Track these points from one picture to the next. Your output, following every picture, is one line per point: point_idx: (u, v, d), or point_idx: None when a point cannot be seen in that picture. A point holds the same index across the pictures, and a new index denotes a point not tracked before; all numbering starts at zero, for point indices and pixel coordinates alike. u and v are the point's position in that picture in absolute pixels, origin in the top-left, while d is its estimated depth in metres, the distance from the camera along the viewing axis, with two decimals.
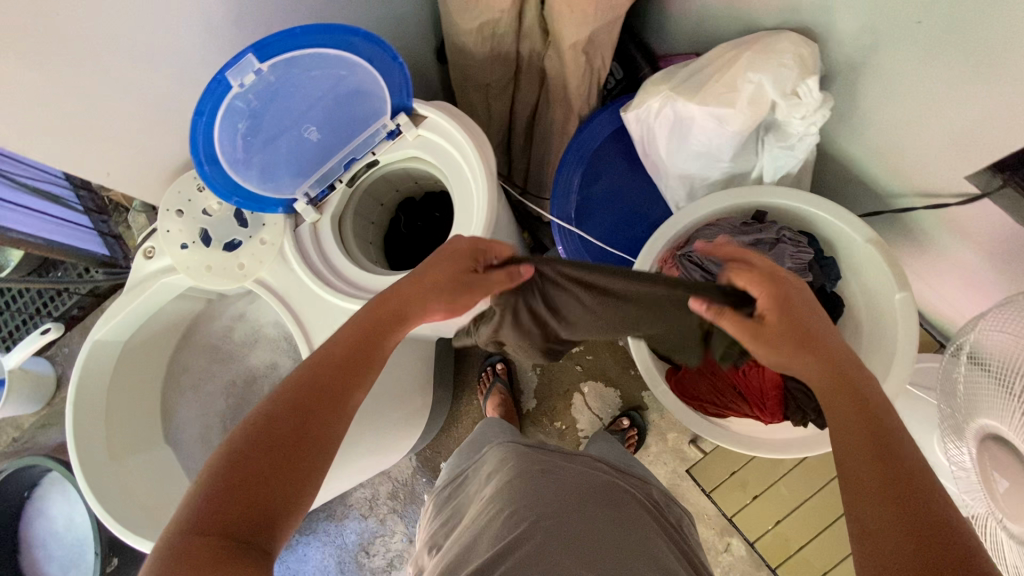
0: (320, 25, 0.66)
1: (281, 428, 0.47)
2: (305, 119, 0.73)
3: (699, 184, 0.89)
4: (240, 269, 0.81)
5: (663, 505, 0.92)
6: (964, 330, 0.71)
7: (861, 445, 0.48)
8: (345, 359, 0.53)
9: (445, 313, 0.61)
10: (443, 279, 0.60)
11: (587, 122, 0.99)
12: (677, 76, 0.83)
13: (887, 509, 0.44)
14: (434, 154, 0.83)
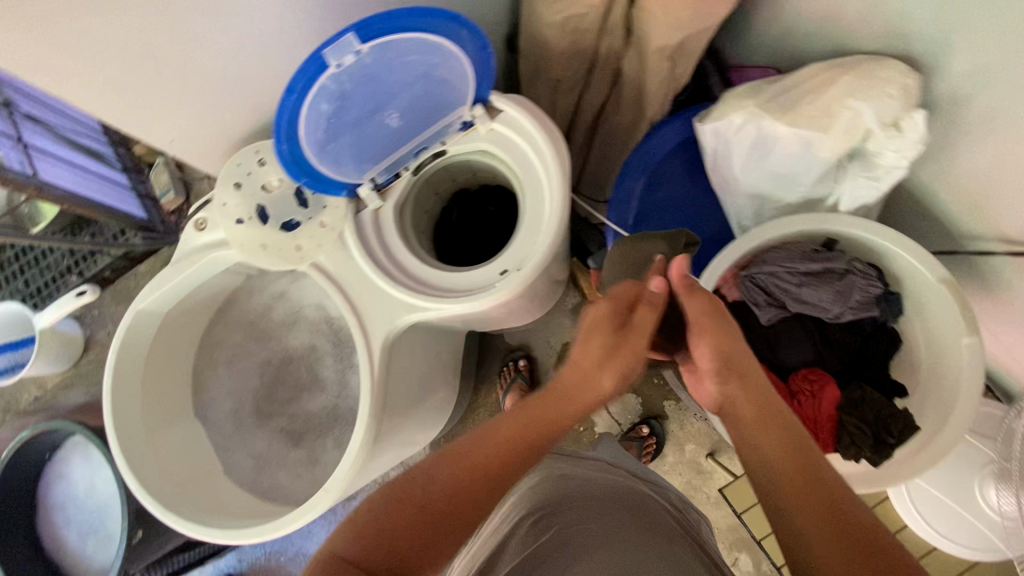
0: (431, 6, 0.58)
1: (437, 494, 0.56)
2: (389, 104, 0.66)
3: (770, 205, 0.87)
4: (297, 251, 0.79)
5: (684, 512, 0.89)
6: None
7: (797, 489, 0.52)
8: (517, 441, 0.59)
9: (616, 378, 0.61)
10: (604, 347, 0.60)
11: (655, 129, 0.95)
12: (764, 93, 0.80)
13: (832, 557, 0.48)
14: (506, 149, 0.80)
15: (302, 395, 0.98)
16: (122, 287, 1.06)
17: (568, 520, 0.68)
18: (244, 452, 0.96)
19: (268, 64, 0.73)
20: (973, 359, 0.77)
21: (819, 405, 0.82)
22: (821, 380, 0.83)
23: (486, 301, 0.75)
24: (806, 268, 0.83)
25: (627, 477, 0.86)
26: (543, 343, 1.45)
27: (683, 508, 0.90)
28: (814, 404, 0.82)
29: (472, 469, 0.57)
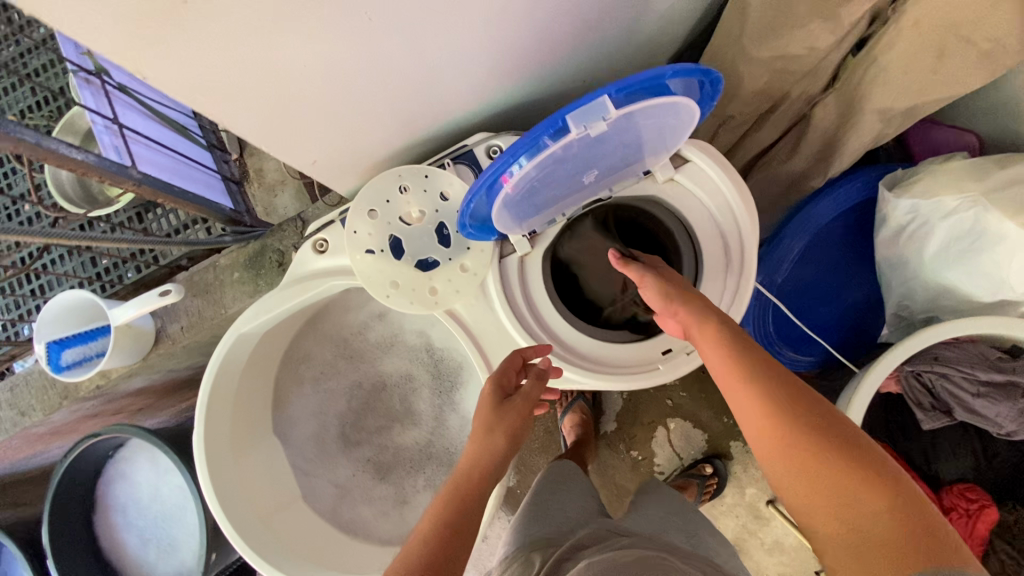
0: (692, 66, 0.49)
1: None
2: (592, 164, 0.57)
3: (955, 298, 0.78)
4: (432, 295, 0.69)
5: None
6: None
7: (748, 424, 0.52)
8: (439, 520, 0.54)
9: (501, 440, 0.60)
10: (488, 419, 0.61)
11: (830, 187, 0.84)
12: (994, 179, 0.69)
13: (793, 482, 0.49)
14: (683, 207, 0.69)
15: (393, 426, 0.90)
16: (198, 279, 0.96)
17: None
18: (326, 480, 0.88)
19: (440, 84, 0.61)
20: None
21: (971, 519, 0.75)
22: (978, 498, 0.76)
23: (642, 380, 0.68)
24: (988, 378, 0.74)
25: (677, 557, 0.74)
26: None
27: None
28: (967, 518, 0.75)
29: (409, 556, 0.51)
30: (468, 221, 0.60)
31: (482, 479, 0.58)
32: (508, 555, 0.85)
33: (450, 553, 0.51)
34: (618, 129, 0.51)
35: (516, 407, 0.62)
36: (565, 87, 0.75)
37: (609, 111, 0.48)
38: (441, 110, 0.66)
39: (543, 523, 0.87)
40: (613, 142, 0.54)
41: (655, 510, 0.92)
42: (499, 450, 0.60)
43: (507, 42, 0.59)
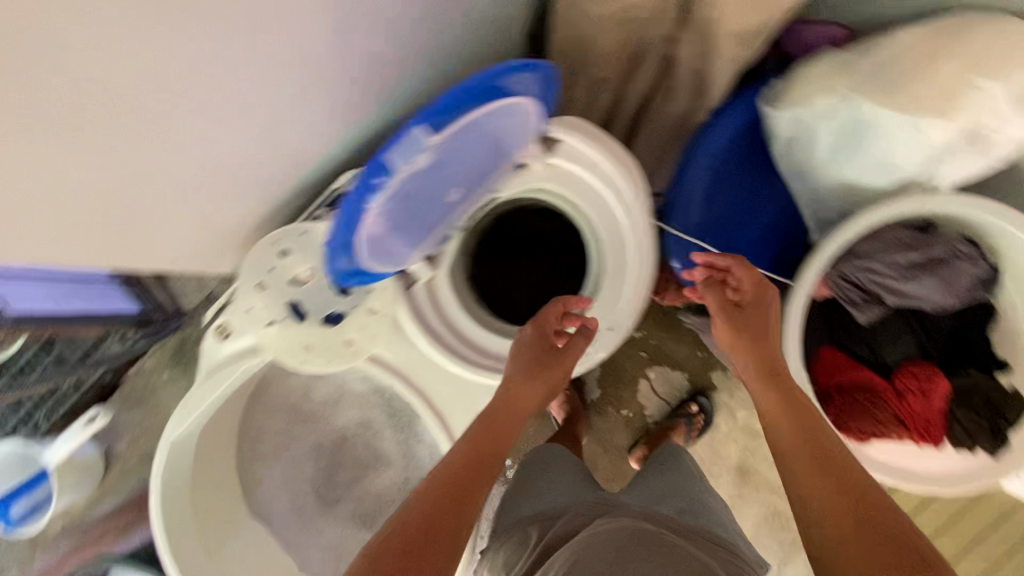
0: (496, 65, 0.52)
1: (418, 518, 0.50)
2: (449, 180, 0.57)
3: (859, 190, 0.78)
4: (349, 347, 0.67)
5: (738, 561, 0.75)
6: None
7: (794, 449, 0.59)
8: (476, 452, 0.57)
9: (537, 389, 0.63)
10: (534, 364, 0.63)
11: (715, 115, 0.83)
12: (859, 71, 0.68)
13: (832, 499, 0.53)
14: (570, 187, 0.68)
15: (367, 474, 0.89)
16: (131, 390, 0.94)
17: None
18: (315, 547, 0.86)
19: (278, 142, 0.58)
20: None
21: (927, 395, 0.78)
22: (930, 375, 0.79)
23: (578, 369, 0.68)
24: (904, 258, 0.76)
25: (670, 527, 0.75)
26: None
27: (733, 553, 0.76)
28: (923, 395, 0.78)
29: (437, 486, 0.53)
30: (359, 279, 0.59)
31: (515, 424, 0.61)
32: (505, 531, 0.86)
33: (473, 488, 0.54)
34: (455, 144, 0.51)
35: (549, 363, 0.64)
36: (422, 97, 0.72)
37: (432, 137, 0.47)
38: (294, 162, 0.63)
39: (533, 505, 0.87)
40: (457, 157, 0.54)
41: (652, 478, 0.94)
42: (530, 399, 0.62)
43: (332, 79, 0.56)
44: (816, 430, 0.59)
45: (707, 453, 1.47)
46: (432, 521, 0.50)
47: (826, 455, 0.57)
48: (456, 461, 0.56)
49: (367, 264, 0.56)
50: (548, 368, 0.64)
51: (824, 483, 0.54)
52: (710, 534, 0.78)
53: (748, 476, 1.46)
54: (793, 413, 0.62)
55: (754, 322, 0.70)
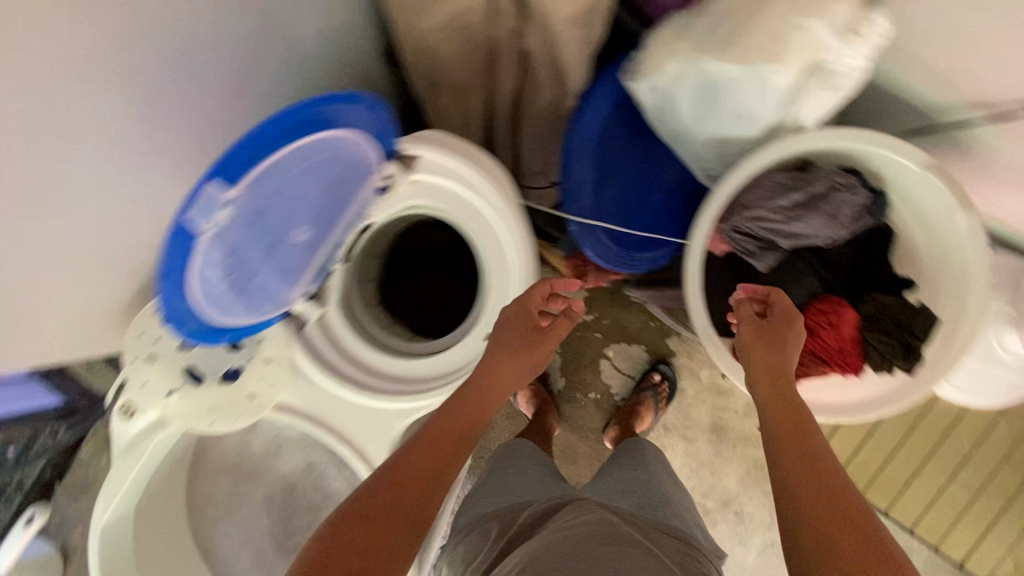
0: (298, 101, 0.50)
1: (371, 512, 0.51)
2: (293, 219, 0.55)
3: (732, 143, 0.79)
4: (253, 400, 0.67)
5: (696, 554, 0.75)
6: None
7: (793, 463, 0.52)
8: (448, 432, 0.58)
9: (515, 371, 0.63)
10: (514, 342, 0.63)
11: (584, 96, 0.84)
12: (696, 30, 0.69)
13: (821, 520, 0.47)
14: (439, 198, 0.68)
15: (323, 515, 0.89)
16: (75, 480, 0.94)
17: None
18: None
19: (128, 217, 0.58)
20: (976, 237, 0.74)
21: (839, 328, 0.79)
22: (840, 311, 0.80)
23: None
24: (787, 199, 0.77)
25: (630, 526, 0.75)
26: None
27: (693, 546, 0.76)
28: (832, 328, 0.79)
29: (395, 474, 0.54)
30: (239, 336, 0.59)
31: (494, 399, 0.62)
32: (460, 527, 0.85)
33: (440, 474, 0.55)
34: (269, 192, 0.50)
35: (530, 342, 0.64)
36: None
37: (228, 194, 0.46)
38: (153, 232, 0.62)
39: (493, 497, 0.87)
40: (286, 201, 0.52)
41: (617, 472, 0.95)
42: (510, 378, 0.63)
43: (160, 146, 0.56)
44: (802, 439, 0.54)
45: (680, 418, 1.49)
46: (392, 511, 0.51)
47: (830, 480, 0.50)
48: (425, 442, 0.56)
49: (230, 324, 0.55)
50: (528, 346, 0.64)
51: (818, 507, 0.48)
52: (671, 527, 0.78)
53: (723, 431, 1.48)
54: (798, 429, 0.55)
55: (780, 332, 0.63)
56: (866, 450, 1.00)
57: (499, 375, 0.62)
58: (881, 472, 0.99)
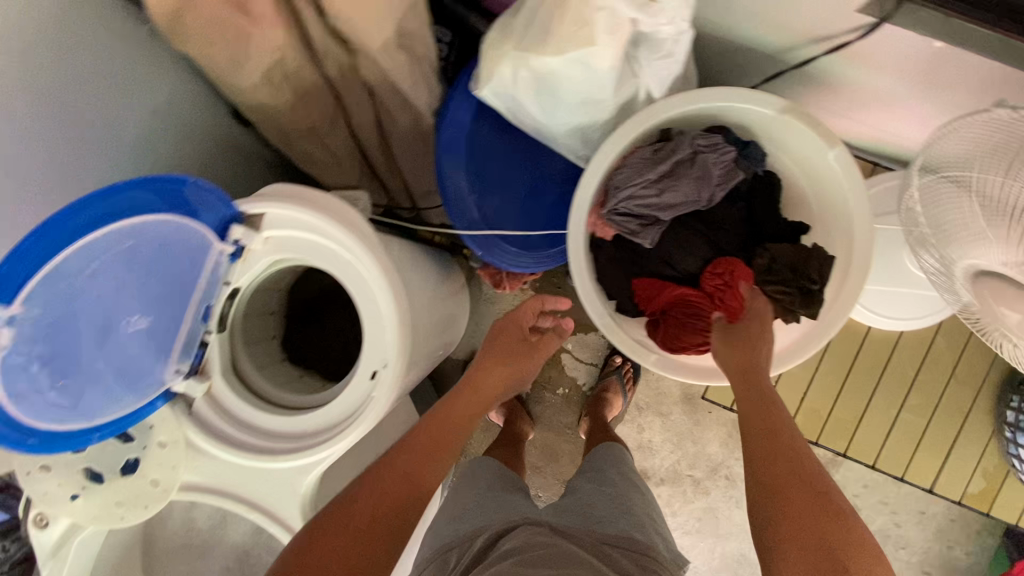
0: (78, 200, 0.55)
1: (361, 508, 0.62)
2: (120, 309, 0.57)
3: (591, 128, 0.78)
4: (157, 487, 0.67)
5: (652, 565, 0.74)
6: (929, 147, 0.67)
7: (762, 439, 0.66)
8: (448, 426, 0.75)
9: (501, 376, 0.83)
10: (504, 350, 0.85)
11: (442, 112, 0.84)
12: (515, 29, 0.68)
13: (782, 489, 0.61)
14: (294, 250, 0.67)
15: None
16: None
17: None
18: None
19: None
20: (846, 167, 0.73)
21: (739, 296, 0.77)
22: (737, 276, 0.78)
23: (372, 416, 0.66)
24: (653, 172, 0.76)
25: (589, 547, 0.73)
26: None
27: (649, 558, 0.74)
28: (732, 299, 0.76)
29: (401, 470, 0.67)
30: (116, 431, 0.60)
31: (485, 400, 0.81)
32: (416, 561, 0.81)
33: (428, 473, 0.68)
34: (61, 295, 0.53)
35: (518, 351, 0.86)
36: None
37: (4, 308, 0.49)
38: None
39: (441, 529, 0.82)
40: (87, 294, 0.54)
41: (582, 490, 0.93)
42: (495, 383, 0.83)
43: None
44: (769, 418, 0.67)
45: (651, 394, 1.48)
46: (380, 502, 0.63)
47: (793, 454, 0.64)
48: (413, 441, 0.70)
49: (88, 423, 0.57)
50: (520, 355, 0.86)
51: (784, 476, 0.62)
52: (629, 541, 0.76)
53: (696, 398, 1.47)
54: (767, 411, 0.67)
55: (748, 339, 0.74)
56: (813, 394, 0.99)
57: (486, 378, 0.82)
58: (832, 413, 0.98)
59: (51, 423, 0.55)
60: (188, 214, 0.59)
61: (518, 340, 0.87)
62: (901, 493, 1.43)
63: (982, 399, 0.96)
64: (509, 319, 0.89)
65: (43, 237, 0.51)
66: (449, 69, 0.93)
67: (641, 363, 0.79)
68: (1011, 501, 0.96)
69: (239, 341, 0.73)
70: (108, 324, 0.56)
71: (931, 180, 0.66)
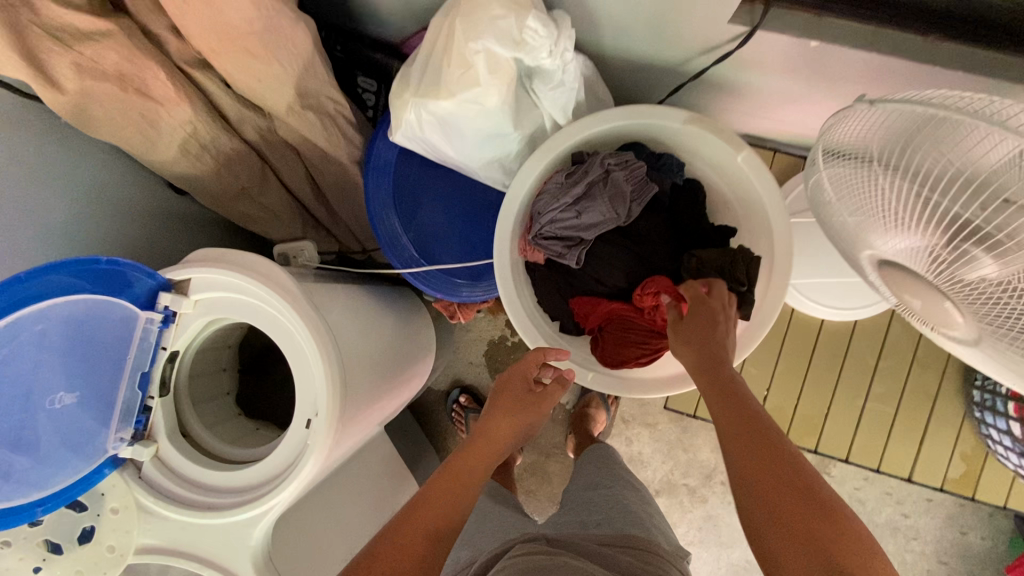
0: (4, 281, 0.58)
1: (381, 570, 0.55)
2: (48, 387, 0.61)
3: (506, 158, 0.81)
4: (113, 552, 0.69)
5: (657, 560, 0.64)
6: (823, 134, 0.65)
7: (736, 432, 0.57)
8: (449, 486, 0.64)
9: (510, 428, 0.72)
10: (513, 402, 0.74)
11: (368, 159, 0.87)
12: (412, 77, 0.72)
13: (766, 489, 0.52)
14: (223, 311, 0.69)
15: None
16: None
17: None
18: None
19: None
20: (754, 168, 0.75)
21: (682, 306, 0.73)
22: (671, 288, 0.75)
23: (311, 463, 0.68)
24: (570, 195, 0.78)
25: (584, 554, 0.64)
26: (466, 367, 1.43)
27: (652, 553, 0.65)
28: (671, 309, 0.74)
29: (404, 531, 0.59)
30: (62, 503, 0.63)
31: (498, 451, 0.70)
32: None
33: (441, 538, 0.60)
34: None
35: (529, 402, 0.74)
36: None
37: None
38: None
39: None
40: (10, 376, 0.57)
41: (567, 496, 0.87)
42: (505, 437, 0.71)
43: None
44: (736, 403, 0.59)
45: (636, 406, 1.47)
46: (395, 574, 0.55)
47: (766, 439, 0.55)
48: (421, 503, 0.62)
49: (31, 495, 0.61)
50: (528, 406, 0.74)
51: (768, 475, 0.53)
52: (627, 539, 0.67)
53: None
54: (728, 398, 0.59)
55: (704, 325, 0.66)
56: (777, 393, 0.97)
57: (495, 430, 0.71)
58: (798, 410, 0.97)
59: None
60: (112, 288, 0.63)
61: (526, 388, 0.75)
62: (905, 482, 1.39)
63: (949, 380, 0.94)
64: (516, 364, 0.77)
65: None
66: (377, 117, 0.97)
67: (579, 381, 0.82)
68: (996, 482, 0.93)
69: (186, 405, 0.75)
70: (38, 401, 0.60)
71: (832, 165, 0.64)
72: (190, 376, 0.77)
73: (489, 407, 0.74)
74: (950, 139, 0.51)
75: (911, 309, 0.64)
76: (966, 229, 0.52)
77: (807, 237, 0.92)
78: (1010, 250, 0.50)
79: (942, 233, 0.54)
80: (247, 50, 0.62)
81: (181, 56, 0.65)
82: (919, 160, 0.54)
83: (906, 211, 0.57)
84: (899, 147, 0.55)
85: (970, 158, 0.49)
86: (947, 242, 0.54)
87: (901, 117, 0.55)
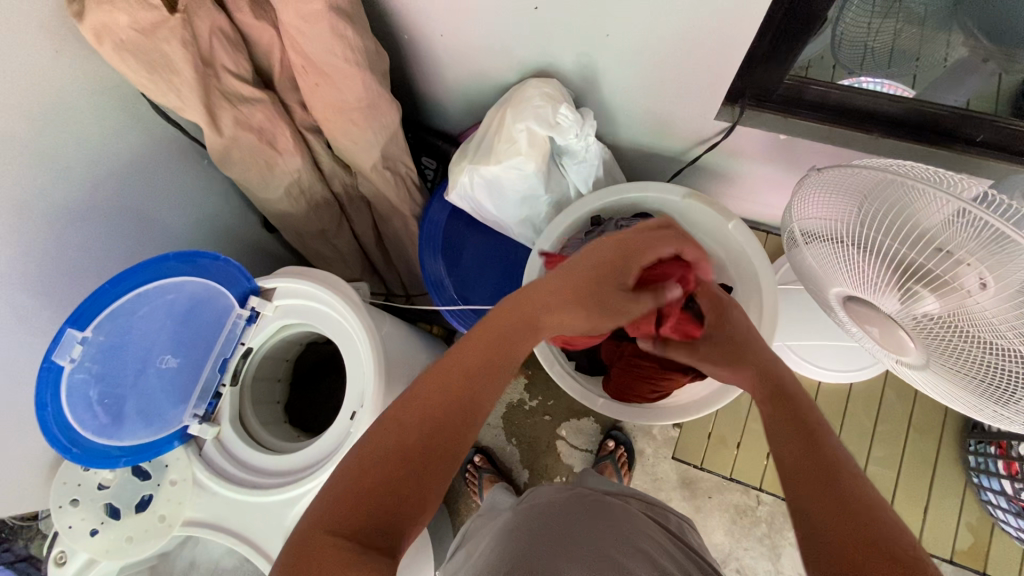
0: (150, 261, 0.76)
1: (407, 446, 0.49)
2: (156, 351, 0.75)
3: (537, 217, 0.99)
4: (162, 522, 0.77)
5: (661, 510, 0.77)
6: (788, 217, 0.82)
7: (790, 438, 0.52)
8: (484, 363, 0.54)
9: (574, 312, 0.58)
10: (589, 285, 0.58)
11: (425, 215, 1.07)
12: (469, 150, 0.92)
13: (801, 495, 0.48)
14: (295, 316, 0.83)
15: None
16: None
17: (552, 530, 0.65)
18: None
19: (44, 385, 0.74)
20: (744, 235, 0.91)
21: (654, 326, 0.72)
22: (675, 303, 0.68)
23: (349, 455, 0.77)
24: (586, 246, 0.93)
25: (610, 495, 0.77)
26: (485, 427, 1.50)
27: (658, 505, 0.78)
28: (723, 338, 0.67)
29: (428, 410, 0.51)
30: (138, 460, 0.74)
31: (536, 322, 0.58)
32: (462, 534, 0.88)
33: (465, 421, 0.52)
34: (116, 331, 0.72)
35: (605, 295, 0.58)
36: None
37: (80, 334, 0.68)
38: None
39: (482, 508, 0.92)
40: (136, 332, 0.74)
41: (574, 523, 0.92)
42: (564, 318, 0.58)
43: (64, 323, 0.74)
44: (821, 455, 0.50)
45: (650, 482, 1.41)
46: (397, 460, 0.48)
47: (831, 466, 0.49)
48: (450, 384, 0.52)
49: (121, 442, 0.72)
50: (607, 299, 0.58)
51: (841, 534, 0.44)
52: (641, 493, 0.80)
53: (695, 486, 1.38)
54: (808, 448, 0.50)
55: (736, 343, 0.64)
56: None
57: (550, 309, 0.58)
58: None
59: (91, 433, 0.70)
60: (220, 281, 0.79)
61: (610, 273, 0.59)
62: None
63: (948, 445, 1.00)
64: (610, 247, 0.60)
65: (111, 287, 0.71)
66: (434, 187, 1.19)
67: (591, 407, 0.93)
68: None
69: (245, 403, 0.86)
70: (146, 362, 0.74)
71: (809, 243, 0.79)
72: (255, 377, 0.90)
73: (558, 272, 0.60)
74: (893, 200, 0.64)
75: (873, 337, 0.77)
76: (910, 277, 0.65)
77: (801, 304, 1.03)
78: (946, 291, 0.62)
79: (892, 282, 0.67)
80: (353, 120, 0.84)
81: (302, 122, 0.87)
82: (876, 213, 0.67)
83: (867, 265, 0.70)
84: (854, 219, 0.70)
85: (909, 215, 0.62)
86: (898, 293, 0.67)
87: (844, 204, 0.71)
